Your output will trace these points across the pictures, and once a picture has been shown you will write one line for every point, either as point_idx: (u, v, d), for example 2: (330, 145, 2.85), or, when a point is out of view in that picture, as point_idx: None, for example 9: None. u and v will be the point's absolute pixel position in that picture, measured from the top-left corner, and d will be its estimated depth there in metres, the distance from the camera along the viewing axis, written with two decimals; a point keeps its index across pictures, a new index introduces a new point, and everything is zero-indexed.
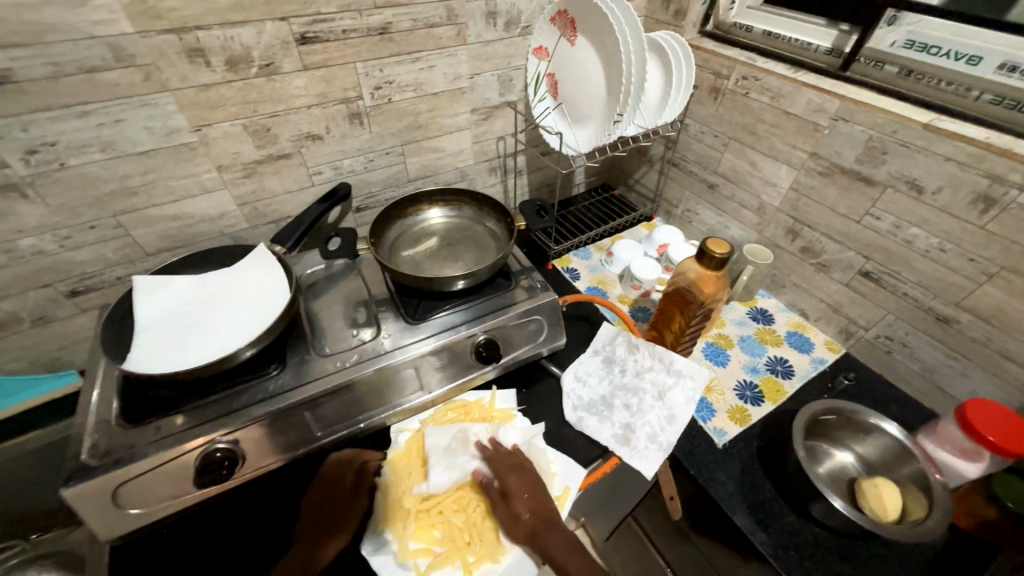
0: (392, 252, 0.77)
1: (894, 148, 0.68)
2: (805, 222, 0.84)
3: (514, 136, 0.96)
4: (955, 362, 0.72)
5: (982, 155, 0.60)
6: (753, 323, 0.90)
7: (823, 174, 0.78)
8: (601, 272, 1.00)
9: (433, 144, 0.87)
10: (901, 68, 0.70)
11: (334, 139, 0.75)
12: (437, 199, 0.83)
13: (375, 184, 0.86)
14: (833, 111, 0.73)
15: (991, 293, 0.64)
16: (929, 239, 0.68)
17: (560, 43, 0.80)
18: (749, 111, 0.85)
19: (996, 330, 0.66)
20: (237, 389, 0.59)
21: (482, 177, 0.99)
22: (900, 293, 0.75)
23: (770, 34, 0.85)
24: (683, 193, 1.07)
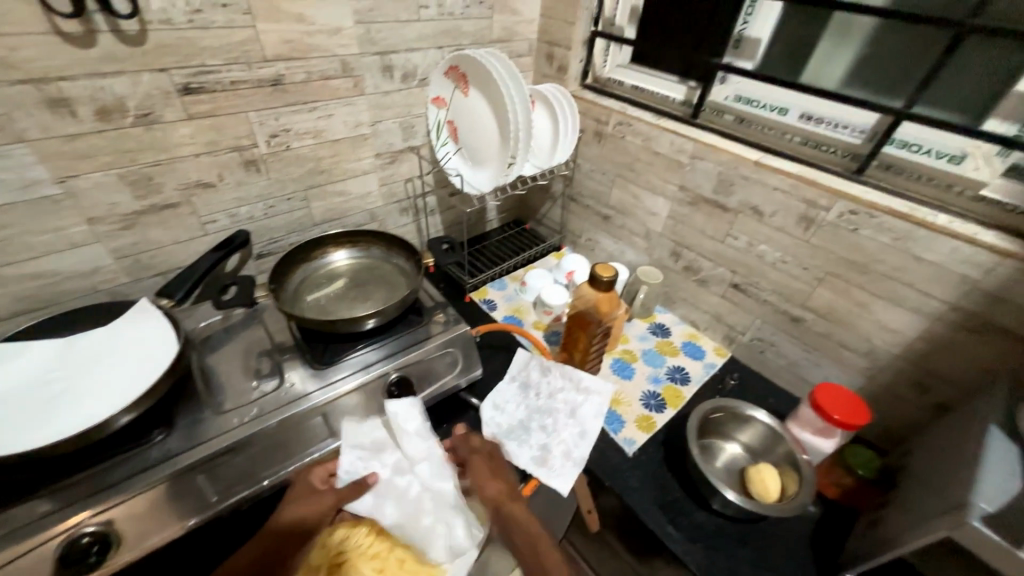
0: (296, 297, 0.75)
1: (738, 180, 0.81)
2: (683, 245, 0.96)
3: (422, 178, 1.00)
4: (810, 355, 0.84)
5: (799, 184, 0.74)
6: (653, 337, 0.99)
7: (691, 203, 0.91)
8: (516, 301, 1.05)
9: (337, 188, 0.88)
10: (735, 116, 0.86)
11: (230, 189, 0.74)
12: (344, 240, 0.84)
13: (278, 230, 0.84)
14: (690, 150, 0.86)
15: (824, 294, 0.78)
16: (774, 253, 0.82)
17: (455, 94, 0.88)
18: (627, 152, 0.97)
19: (833, 324, 0.79)
20: (112, 462, 0.53)
21: (392, 218, 1.01)
22: (762, 300, 0.88)
23: (638, 88, 1.00)
24: (584, 224, 1.17)
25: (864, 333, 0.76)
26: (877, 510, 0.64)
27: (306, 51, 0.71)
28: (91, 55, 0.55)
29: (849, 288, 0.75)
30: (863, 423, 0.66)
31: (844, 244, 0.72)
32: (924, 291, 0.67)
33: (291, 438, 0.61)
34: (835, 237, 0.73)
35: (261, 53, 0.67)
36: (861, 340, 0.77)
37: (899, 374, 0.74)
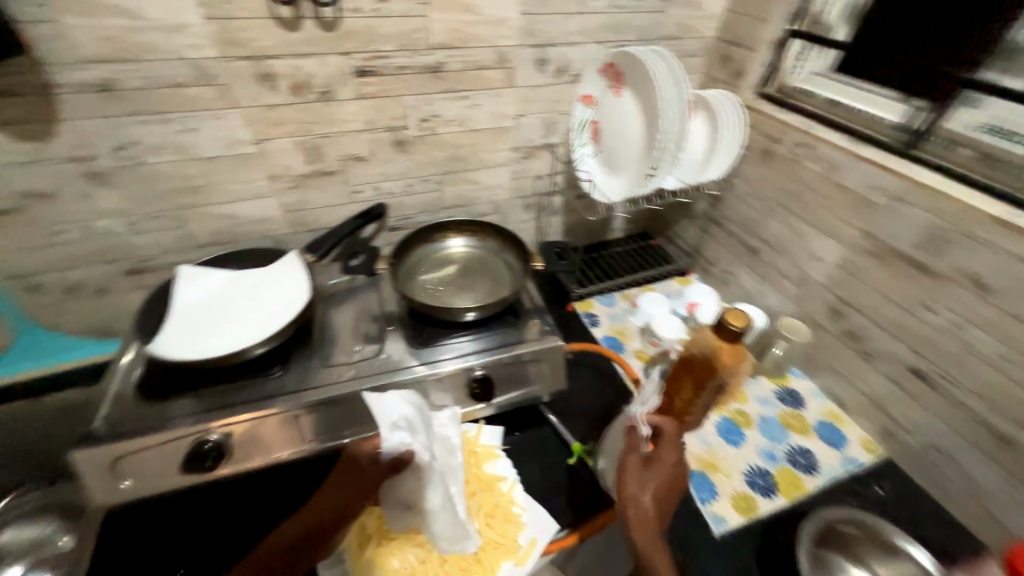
0: (409, 276, 0.81)
1: (952, 240, 0.70)
2: (849, 303, 0.86)
3: (551, 177, 1.05)
4: (1003, 479, 0.71)
5: None
6: (781, 404, 0.91)
7: (873, 254, 0.81)
8: (621, 322, 1.02)
9: (470, 176, 0.97)
10: (977, 149, 0.73)
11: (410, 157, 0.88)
12: (463, 229, 0.88)
13: (411, 208, 0.96)
14: (893, 189, 0.76)
15: None
16: (994, 346, 0.69)
17: (605, 93, 0.91)
18: (800, 177, 0.90)
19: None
20: (239, 384, 0.64)
21: (515, 213, 1.07)
22: (957, 403, 0.74)
23: (835, 103, 0.89)
24: (724, 254, 1.10)
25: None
26: None
27: (466, 43, 0.81)
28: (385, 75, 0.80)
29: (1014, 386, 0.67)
30: None
31: None
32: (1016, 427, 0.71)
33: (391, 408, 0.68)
34: None
35: (427, 42, 0.78)
36: None
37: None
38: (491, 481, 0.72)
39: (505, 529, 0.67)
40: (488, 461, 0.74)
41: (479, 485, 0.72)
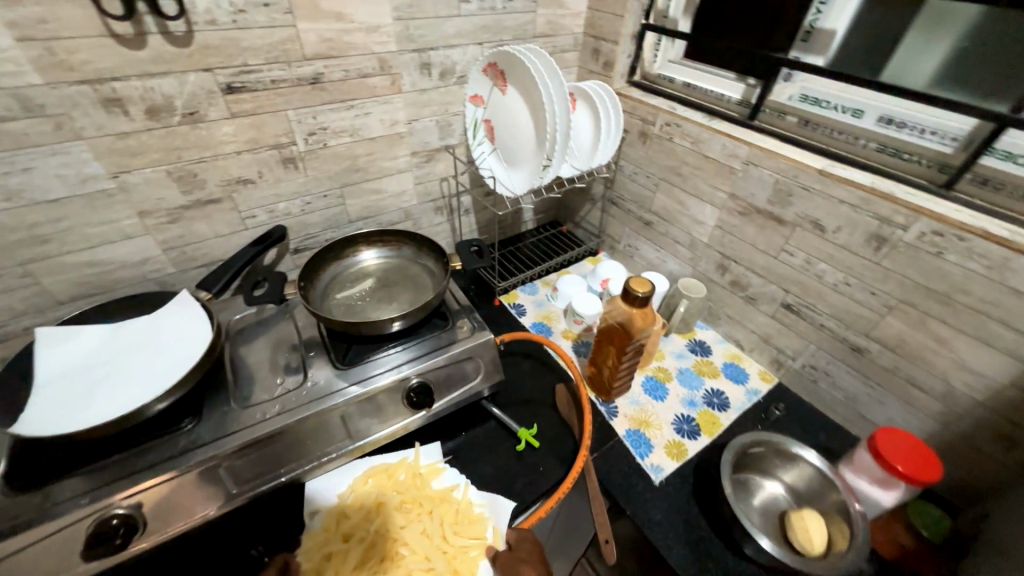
0: (325, 294, 0.79)
1: (798, 191, 0.76)
2: (730, 258, 0.92)
3: (417, 47, 0.82)
4: (873, 390, 0.78)
5: (869, 198, 0.68)
6: (692, 355, 0.97)
7: (742, 213, 0.86)
8: (546, 307, 1.07)
9: (333, 9, 0.70)
10: (800, 119, 0.80)
11: (362, 28, 0.74)
12: (376, 240, 0.87)
13: (255, 53, 0.67)
14: (744, 156, 0.82)
15: (892, 323, 0.72)
16: (836, 274, 0.76)
17: (493, 91, 0.90)
18: (674, 154, 0.94)
19: (901, 359, 0.72)
20: (148, 443, 0.62)
21: (409, 75, 0.84)
22: (819, 324, 0.82)
23: (690, 85, 0.97)
24: (625, 229, 1.16)
25: (938, 372, 0.69)
26: None
27: None
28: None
29: (925, 319, 0.68)
30: (933, 478, 0.60)
31: (922, 269, 0.65)
32: (907, 193, 0.66)
33: (329, 370, 0.72)
34: (910, 260, 0.66)
35: None
36: (933, 378, 0.70)
37: (918, 295, 0.67)
38: (445, 488, 0.70)
39: (473, 530, 0.66)
40: (434, 477, 0.71)
41: (433, 500, 0.68)
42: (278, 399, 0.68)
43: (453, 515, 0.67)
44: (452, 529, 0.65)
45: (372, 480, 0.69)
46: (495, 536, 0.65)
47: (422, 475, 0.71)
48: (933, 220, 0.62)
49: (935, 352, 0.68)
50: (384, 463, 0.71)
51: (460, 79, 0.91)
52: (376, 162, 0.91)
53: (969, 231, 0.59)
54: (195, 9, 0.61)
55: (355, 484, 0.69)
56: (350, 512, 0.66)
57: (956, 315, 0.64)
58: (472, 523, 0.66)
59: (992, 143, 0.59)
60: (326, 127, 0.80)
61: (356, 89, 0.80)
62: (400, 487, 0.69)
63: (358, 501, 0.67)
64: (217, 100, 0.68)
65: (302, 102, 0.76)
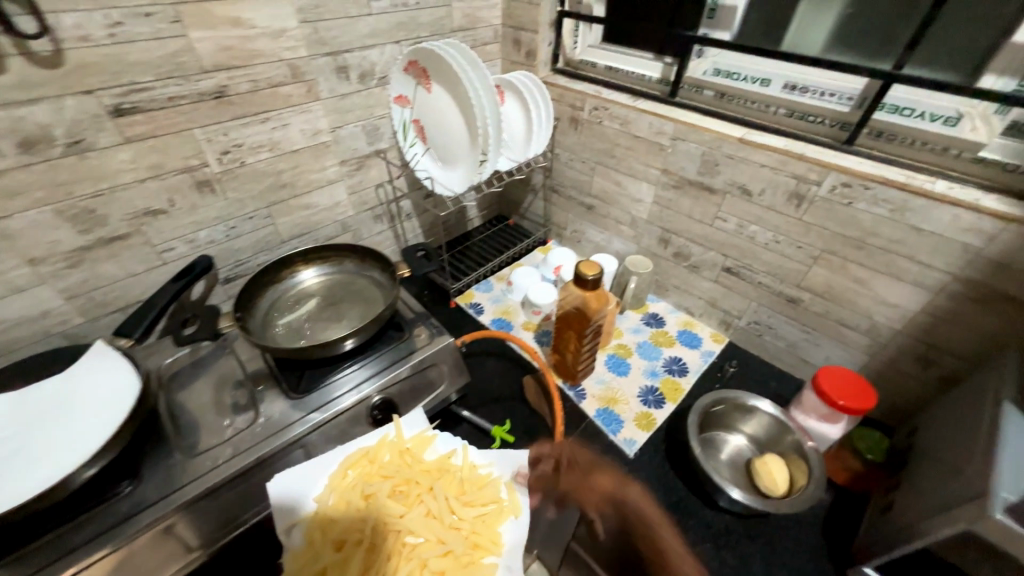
0: (266, 320, 0.73)
1: (723, 160, 0.80)
2: (670, 231, 0.96)
3: (330, 50, 0.77)
4: (810, 335, 0.84)
5: (785, 159, 0.72)
6: (648, 327, 1.00)
7: (676, 187, 0.90)
8: (504, 302, 1.06)
9: (229, 15, 0.65)
10: (716, 92, 0.85)
11: (265, 33, 0.69)
12: (314, 257, 0.82)
13: (145, 69, 0.61)
14: (670, 132, 0.85)
15: (819, 272, 0.78)
16: (766, 233, 0.81)
17: (418, 91, 0.86)
18: (605, 137, 0.97)
19: (830, 303, 0.79)
20: (82, 516, 0.55)
21: (325, 79, 0.79)
22: (757, 282, 0.87)
23: (611, 68, 0.99)
24: (569, 216, 1.18)
25: (862, 310, 0.75)
26: (892, 495, 0.64)
27: None
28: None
29: (846, 264, 0.74)
30: (868, 406, 0.66)
31: (837, 219, 0.71)
32: (816, 152, 0.71)
33: (282, 403, 0.68)
34: (827, 212, 0.72)
35: None
36: (859, 317, 0.76)
37: (837, 243, 0.73)
38: (440, 460, 0.68)
39: (482, 496, 0.64)
40: (423, 452, 0.68)
41: (429, 476, 0.66)
42: (227, 444, 0.63)
43: (457, 487, 0.65)
44: (460, 501, 0.63)
45: (354, 472, 0.64)
46: (508, 497, 0.65)
47: (411, 451, 0.68)
48: (840, 172, 0.68)
49: (857, 292, 0.75)
50: (364, 450, 0.67)
51: (381, 81, 0.87)
52: (303, 176, 0.86)
53: (871, 179, 0.65)
54: (62, 23, 0.54)
55: (337, 484, 0.63)
56: (339, 515, 0.61)
57: (870, 256, 0.71)
58: (480, 489, 0.65)
59: (881, 97, 0.65)
60: (241, 143, 0.74)
61: (269, 99, 0.74)
62: (389, 471, 0.65)
63: (344, 503, 0.62)
64: (105, 124, 0.61)
65: (209, 119, 0.69)
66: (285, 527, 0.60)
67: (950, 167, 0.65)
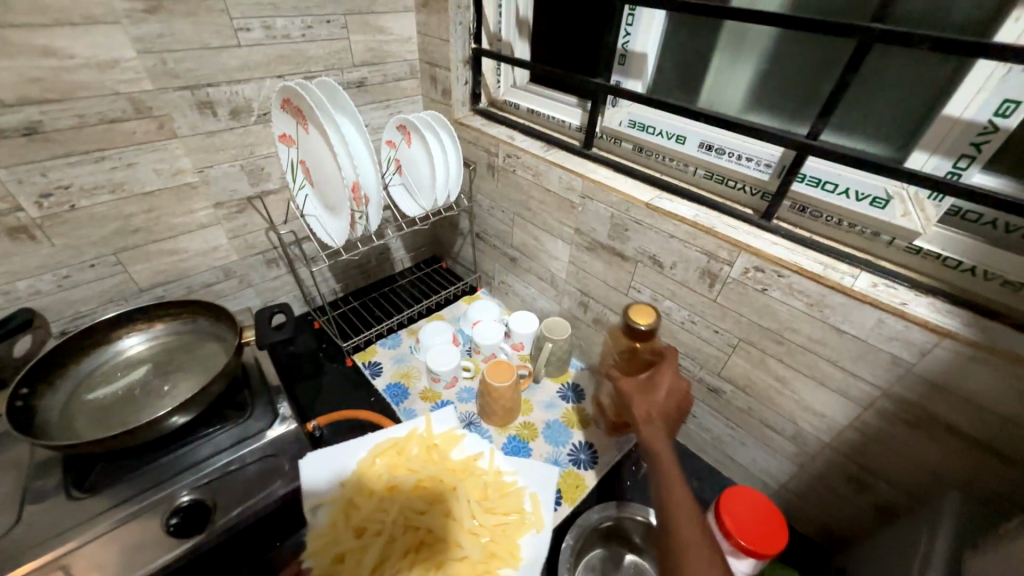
0: (72, 392, 0.62)
1: (632, 225, 0.69)
2: (588, 295, 0.85)
3: (185, 82, 0.68)
4: (734, 432, 0.72)
5: (694, 233, 0.61)
6: (563, 403, 0.87)
7: (589, 249, 0.79)
8: (407, 363, 0.93)
9: (34, 43, 0.56)
10: (634, 145, 0.75)
11: (90, 64, 0.60)
12: (157, 314, 0.71)
13: None
14: (580, 189, 0.75)
15: (738, 363, 0.66)
16: (681, 311, 0.69)
17: (297, 130, 0.76)
18: (520, 187, 0.86)
19: (753, 399, 0.66)
20: None
21: (182, 116, 0.70)
22: (676, 364, 0.75)
23: (532, 111, 0.89)
24: (495, 266, 1.07)
25: (786, 413, 0.63)
26: None
27: None
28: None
29: (765, 358, 0.62)
30: (776, 550, 0.53)
31: (752, 306, 0.60)
32: (729, 226, 0.60)
33: (53, 505, 0.55)
34: (741, 297, 0.60)
35: None
36: (784, 420, 0.64)
37: (754, 333, 0.61)
38: (465, 459, 0.72)
39: (504, 504, 0.67)
40: (453, 448, 0.74)
41: (455, 474, 0.70)
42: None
43: (479, 491, 0.68)
44: (481, 505, 0.66)
45: (382, 462, 0.70)
46: (530, 509, 0.67)
47: (438, 447, 0.73)
48: (750, 253, 0.57)
49: (779, 391, 0.62)
50: (394, 444, 0.73)
51: (262, 118, 0.78)
52: (162, 220, 0.76)
53: (783, 265, 0.54)
54: None
55: (364, 472, 0.69)
56: (362, 502, 0.65)
57: (790, 354, 0.59)
58: (501, 494, 0.68)
59: (797, 169, 0.54)
60: (69, 185, 0.65)
61: (104, 137, 0.65)
62: (416, 465, 0.70)
63: (367, 491, 0.66)
64: None
65: (18, 159, 0.60)
66: (310, 506, 0.65)
67: (877, 253, 0.54)
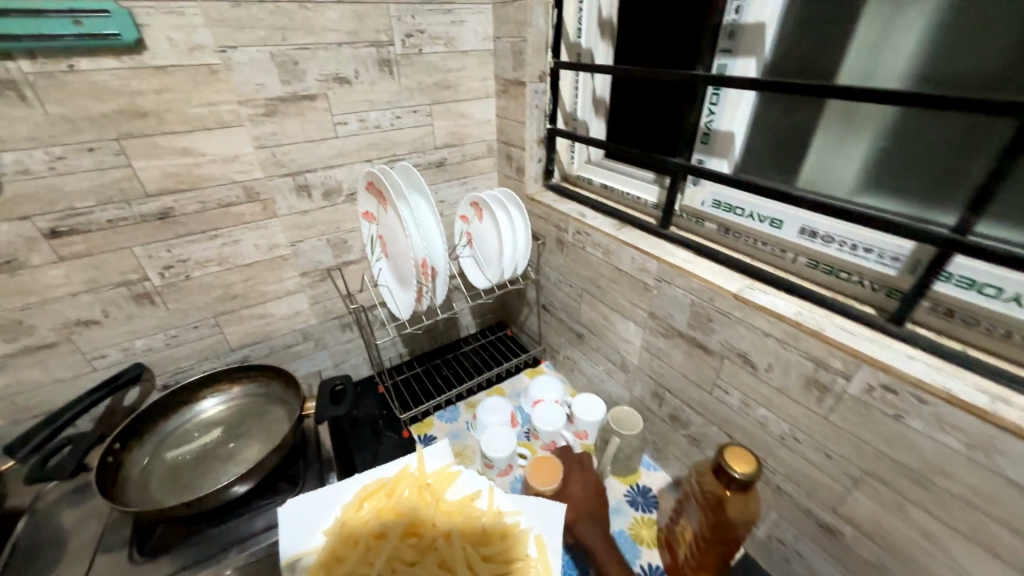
0: (157, 449, 0.67)
1: (716, 316, 0.61)
2: (664, 386, 0.75)
3: (289, 169, 0.77)
4: None
5: (795, 333, 0.51)
6: (630, 510, 0.75)
7: (666, 336, 0.71)
8: (463, 440, 0.89)
9: (177, 145, 0.66)
10: (718, 226, 0.67)
11: (216, 159, 0.70)
12: (239, 376, 0.76)
13: (83, 196, 0.63)
14: (654, 271, 0.68)
15: (863, 502, 0.51)
16: (780, 424, 0.57)
17: (378, 209, 0.81)
18: (589, 264, 0.82)
19: (887, 555, 0.50)
20: None
21: (283, 198, 0.78)
22: (775, 487, 0.61)
23: (605, 186, 0.87)
24: (560, 340, 1.01)
25: None
26: None
27: None
28: (136, 69, 0.60)
29: (903, 504, 0.47)
30: None
31: (881, 434, 0.47)
32: (842, 330, 0.50)
33: (119, 560, 0.59)
34: (863, 419, 0.48)
35: None
36: None
37: (885, 468, 0.48)
38: (462, 502, 0.63)
39: (506, 551, 0.58)
40: (446, 488, 0.65)
41: (449, 516, 0.61)
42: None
43: (476, 535, 0.59)
44: (478, 551, 0.57)
45: (369, 506, 0.62)
46: (536, 555, 0.58)
47: (432, 488, 0.65)
48: (874, 367, 0.45)
49: (928, 553, 0.46)
50: (382, 483, 0.64)
51: (350, 197, 0.85)
52: (256, 288, 0.83)
53: (922, 387, 0.42)
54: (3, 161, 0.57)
55: (350, 517, 0.61)
56: (346, 554, 0.57)
57: (941, 506, 0.44)
58: (502, 540, 0.59)
59: (940, 269, 0.44)
60: (186, 259, 0.74)
61: (220, 218, 0.74)
62: (406, 506, 0.62)
63: (354, 539, 0.58)
64: (40, 245, 0.63)
65: (152, 238, 0.70)
66: (293, 559, 0.57)
67: None
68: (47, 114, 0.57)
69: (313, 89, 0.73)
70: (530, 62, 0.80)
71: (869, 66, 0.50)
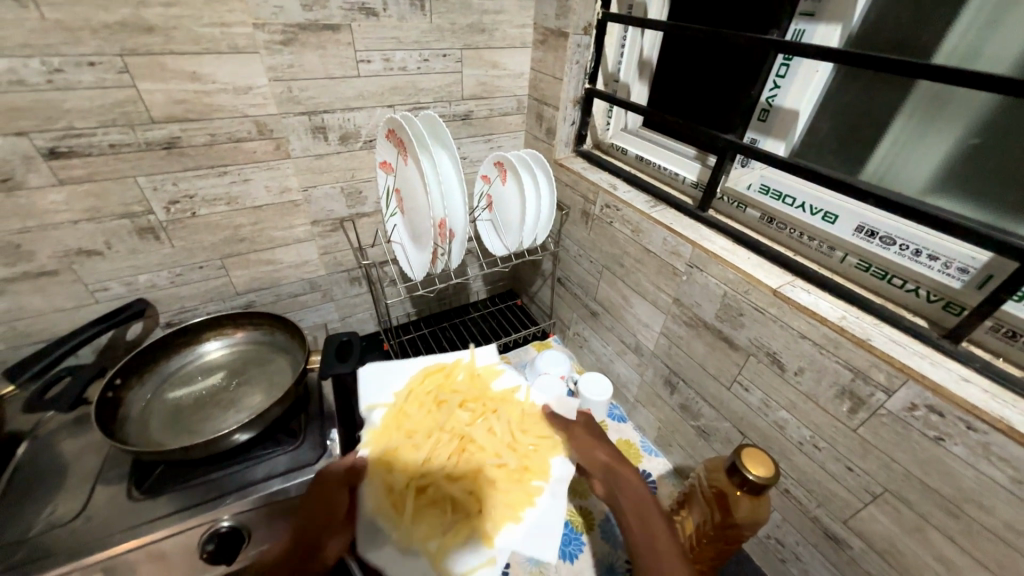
0: (161, 388, 0.67)
1: (749, 311, 0.57)
2: (678, 375, 0.73)
3: (305, 106, 0.71)
4: None
5: (838, 340, 0.48)
6: None
7: (689, 325, 0.67)
8: None
9: (182, 68, 0.61)
10: (762, 213, 0.62)
11: (227, 89, 0.64)
12: (246, 322, 0.74)
13: (81, 116, 0.58)
14: (687, 256, 0.64)
15: (878, 519, 0.49)
16: (800, 429, 0.55)
17: (396, 160, 0.75)
18: (615, 241, 0.78)
19: (891, 570, 0.50)
20: None
21: (296, 138, 0.73)
22: (783, 489, 0.60)
23: (640, 159, 0.81)
24: (572, 315, 0.99)
25: None
26: None
27: None
28: None
29: (923, 527, 0.45)
30: None
31: (916, 455, 0.44)
32: (891, 341, 0.46)
33: (113, 503, 0.58)
34: (898, 438, 0.45)
35: None
36: None
37: (912, 490, 0.45)
38: (507, 391, 0.67)
39: (541, 431, 0.62)
40: (493, 378, 0.69)
41: (496, 401, 0.65)
42: (24, 544, 0.55)
43: (521, 414, 0.64)
44: (521, 427, 0.62)
45: (427, 379, 0.67)
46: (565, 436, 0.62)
47: (482, 376, 0.69)
48: (924, 387, 0.42)
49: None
50: (442, 366, 0.69)
51: (367, 144, 0.80)
52: (264, 233, 0.80)
53: (975, 415, 0.39)
54: None
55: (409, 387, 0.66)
56: (410, 410, 0.62)
57: (970, 536, 0.42)
58: (540, 422, 0.63)
59: (1018, 288, 0.38)
60: (193, 194, 0.70)
61: (229, 154, 0.69)
62: (460, 385, 0.67)
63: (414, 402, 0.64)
64: (38, 165, 0.59)
65: (156, 169, 0.66)
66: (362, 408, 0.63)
67: None
68: (43, 19, 0.52)
69: (337, 18, 0.66)
70: (576, 10, 0.72)
71: (980, 42, 0.43)
